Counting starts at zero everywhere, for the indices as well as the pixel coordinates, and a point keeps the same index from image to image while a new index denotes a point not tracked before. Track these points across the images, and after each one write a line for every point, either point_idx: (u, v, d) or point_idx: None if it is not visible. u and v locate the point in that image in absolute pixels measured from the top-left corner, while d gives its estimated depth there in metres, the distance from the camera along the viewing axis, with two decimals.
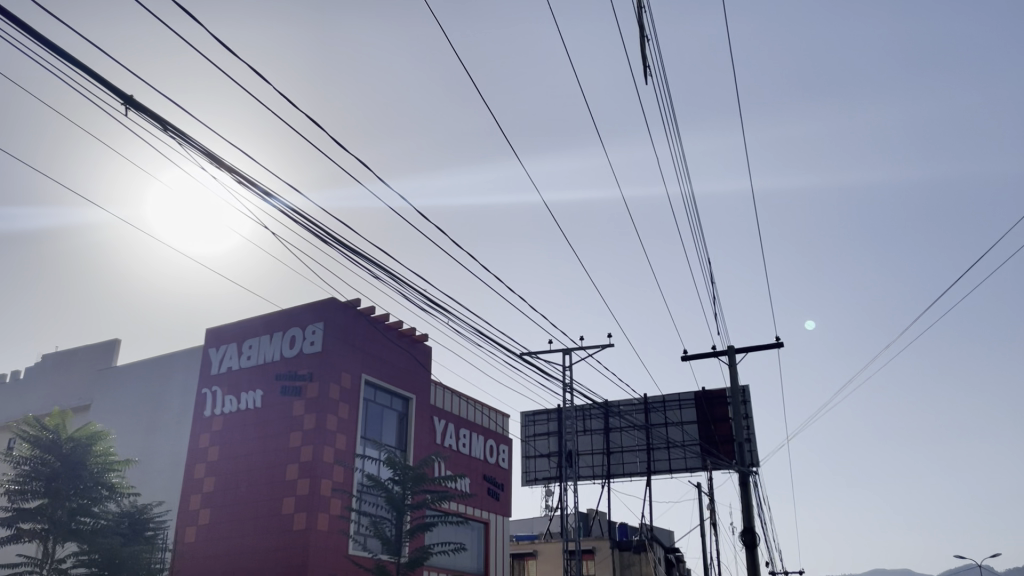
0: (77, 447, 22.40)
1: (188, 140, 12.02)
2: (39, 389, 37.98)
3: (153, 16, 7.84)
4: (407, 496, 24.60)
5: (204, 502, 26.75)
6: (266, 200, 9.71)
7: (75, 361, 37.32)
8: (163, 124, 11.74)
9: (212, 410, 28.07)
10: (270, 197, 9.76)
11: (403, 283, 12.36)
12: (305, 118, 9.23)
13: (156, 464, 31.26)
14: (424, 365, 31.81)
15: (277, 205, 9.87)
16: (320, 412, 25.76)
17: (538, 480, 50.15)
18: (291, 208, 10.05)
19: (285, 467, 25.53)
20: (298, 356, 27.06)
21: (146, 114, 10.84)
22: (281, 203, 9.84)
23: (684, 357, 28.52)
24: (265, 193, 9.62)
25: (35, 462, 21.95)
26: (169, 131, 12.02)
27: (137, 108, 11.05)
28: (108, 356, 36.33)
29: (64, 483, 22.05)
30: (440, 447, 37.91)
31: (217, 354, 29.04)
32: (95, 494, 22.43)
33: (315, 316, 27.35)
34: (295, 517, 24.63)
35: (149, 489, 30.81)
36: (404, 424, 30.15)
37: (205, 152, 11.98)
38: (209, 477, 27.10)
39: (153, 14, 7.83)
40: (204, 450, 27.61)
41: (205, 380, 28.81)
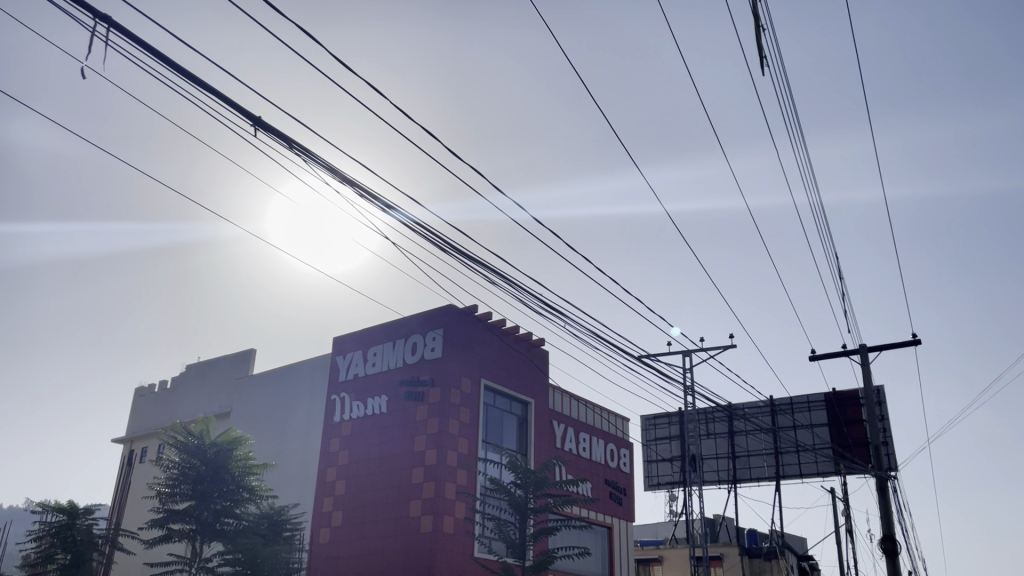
0: (220, 451, 23.72)
1: (312, 157, 12.51)
2: (184, 397, 40.50)
3: (241, 13, 8.11)
4: (529, 499, 24.67)
5: (336, 505, 27.73)
6: (387, 214, 10.53)
7: (215, 371, 39.63)
8: (289, 143, 12.27)
9: (341, 415, 29.10)
10: (391, 211, 10.57)
11: (518, 287, 13.11)
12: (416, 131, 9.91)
13: (291, 467, 32.72)
14: (542, 370, 31.90)
15: (397, 219, 10.66)
16: (442, 416, 26.25)
17: (661, 485, 49.39)
18: (410, 221, 10.82)
19: (411, 471, 26.14)
20: (419, 362, 27.68)
21: (273, 134, 11.35)
22: (401, 216, 10.64)
23: (812, 357, 27.41)
24: (387, 207, 10.43)
25: (183, 466, 23.39)
26: (295, 149, 12.54)
27: (265, 128, 11.59)
28: (244, 365, 38.38)
29: (209, 485, 23.36)
30: (561, 451, 37.85)
31: (344, 361, 30.10)
32: (237, 497, 23.63)
33: (434, 323, 27.92)
34: (422, 520, 25.17)
35: (285, 491, 32.28)
36: (524, 428, 30.30)
37: (328, 167, 12.44)
38: (340, 480, 28.07)
39: (242, 10, 8.09)
40: (334, 454, 28.63)
41: (334, 386, 29.90)
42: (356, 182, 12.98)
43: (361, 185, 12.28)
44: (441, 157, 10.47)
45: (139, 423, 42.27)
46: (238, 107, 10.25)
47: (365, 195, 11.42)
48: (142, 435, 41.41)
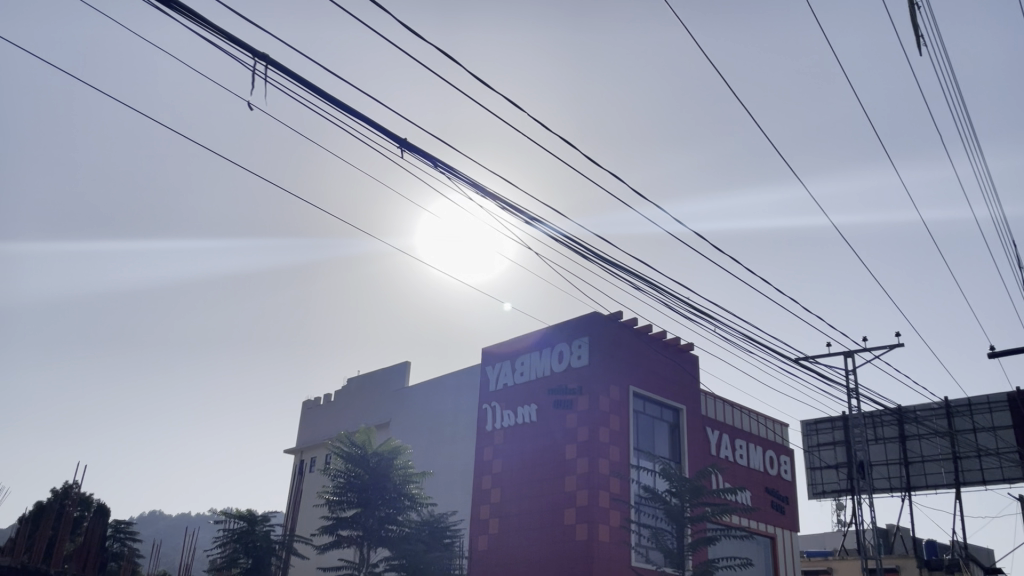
0: (382, 460, 24.70)
1: (455, 173, 12.84)
2: (347, 409, 42.61)
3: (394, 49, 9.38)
4: (686, 508, 24.13)
5: (493, 512, 28.18)
6: (537, 228, 11.70)
7: (374, 384, 41.41)
8: (434, 161, 12.65)
9: (493, 424, 29.59)
10: (540, 225, 11.72)
11: (669, 296, 14.54)
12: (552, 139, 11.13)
13: (448, 476, 33.60)
14: (692, 374, 31.19)
15: (545, 232, 11.82)
16: (593, 424, 26.18)
17: (826, 493, 46.99)
18: (555, 233, 11.94)
19: (564, 479, 26.21)
20: (567, 370, 27.77)
21: (419, 152, 11.73)
22: (548, 229, 11.79)
23: (991, 353, 25.25)
24: (535, 221, 11.59)
25: (349, 474, 24.54)
26: (439, 167, 12.91)
27: (410, 147, 12.00)
28: (401, 377, 39.91)
29: (373, 493, 24.36)
30: (716, 459, 36.77)
31: (493, 371, 30.63)
32: (399, 504, 24.53)
33: (580, 331, 27.94)
34: (578, 528, 25.16)
35: (443, 499, 33.19)
36: (677, 435, 29.70)
37: (471, 182, 12.74)
38: (495, 488, 28.52)
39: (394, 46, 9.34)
40: (488, 463, 29.14)
41: (485, 396, 30.47)
42: (497, 196, 13.23)
43: (502, 198, 12.43)
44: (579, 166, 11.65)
45: (307, 435, 44.85)
46: (383, 131, 10.72)
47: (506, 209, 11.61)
48: (310, 446, 43.88)
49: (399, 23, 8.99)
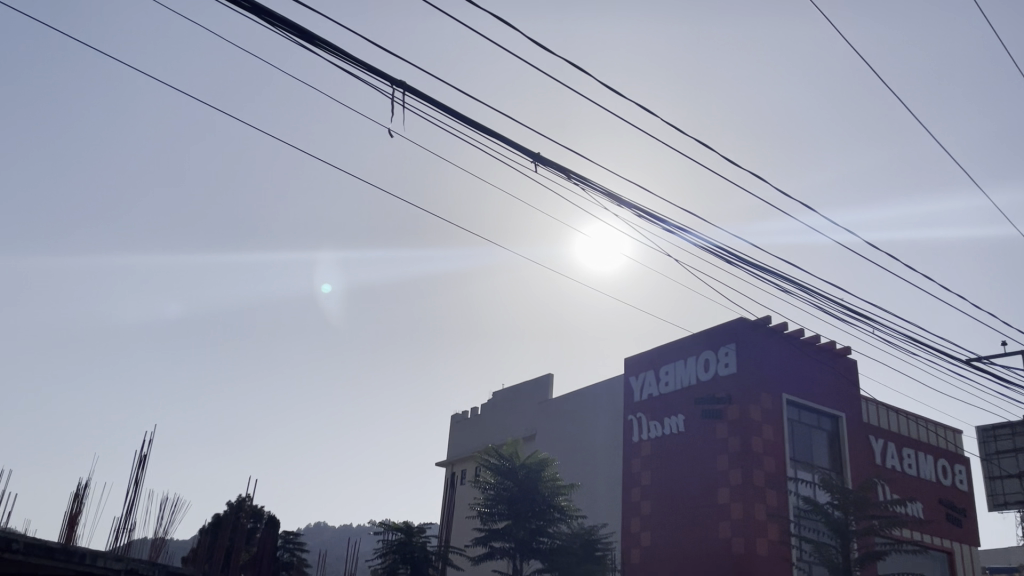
0: (530, 471, 24.87)
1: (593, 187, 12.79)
2: (494, 422, 43.29)
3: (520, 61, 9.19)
4: (851, 521, 22.87)
5: (644, 525, 27.76)
6: (680, 236, 11.31)
7: (518, 397, 41.87)
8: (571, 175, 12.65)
9: (640, 435, 29.17)
10: (683, 234, 11.35)
11: (820, 298, 13.04)
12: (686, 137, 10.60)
13: (597, 489, 33.41)
14: (851, 380, 29.56)
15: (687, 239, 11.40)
16: (744, 434, 25.35)
17: (1009, 505, 43.33)
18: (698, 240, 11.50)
19: (716, 491, 25.51)
20: (714, 379, 27.07)
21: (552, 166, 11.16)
22: (690, 237, 11.38)
23: None
24: (677, 230, 11.21)
25: (498, 486, 24.88)
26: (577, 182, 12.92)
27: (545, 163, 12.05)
28: (545, 389, 40.14)
29: (523, 505, 24.55)
30: (882, 469, 34.63)
31: (637, 382, 30.23)
32: (549, 516, 24.59)
33: (726, 338, 27.17)
34: (734, 542, 24.39)
35: (594, 512, 33.02)
36: (837, 445, 28.23)
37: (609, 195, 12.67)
38: (645, 500, 28.10)
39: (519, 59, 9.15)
40: (636, 474, 28.76)
41: (630, 407, 30.14)
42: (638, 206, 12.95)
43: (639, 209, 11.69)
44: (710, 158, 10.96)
45: (457, 448, 45.91)
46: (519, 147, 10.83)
47: (644, 220, 10.75)
48: (460, 459, 44.89)
49: (527, 40, 8.70)
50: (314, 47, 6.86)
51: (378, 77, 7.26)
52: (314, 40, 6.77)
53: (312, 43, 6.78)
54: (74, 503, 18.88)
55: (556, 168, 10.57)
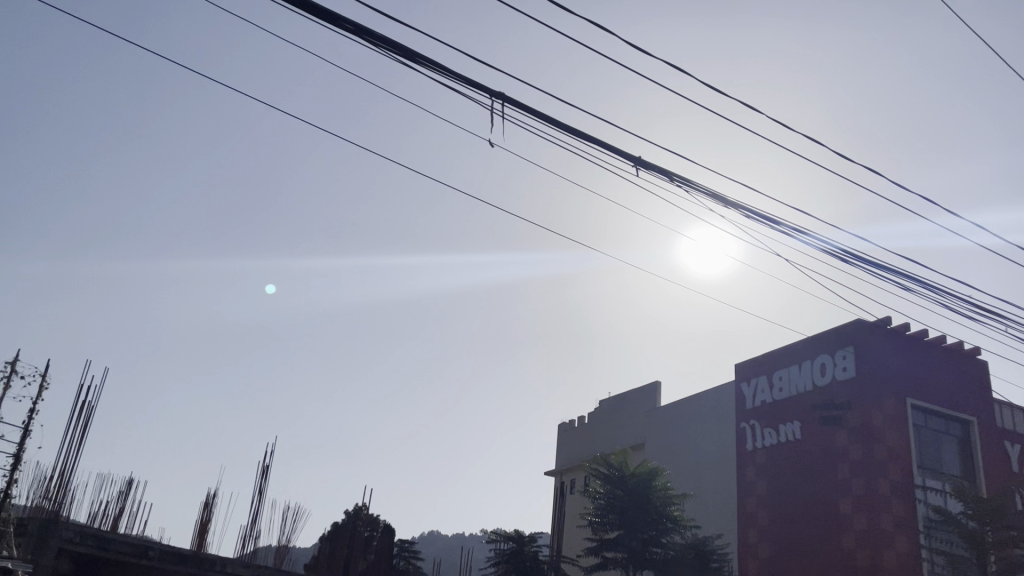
0: (640, 480, 24.54)
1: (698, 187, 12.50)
2: (602, 430, 42.97)
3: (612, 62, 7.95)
4: (987, 533, 21.48)
5: (761, 536, 26.99)
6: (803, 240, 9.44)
7: (626, 405, 41.45)
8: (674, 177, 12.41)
9: (754, 443, 28.39)
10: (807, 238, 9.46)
11: (953, 301, 10.52)
12: (807, 136, 8.66)
13: (711, 498, 32.66)
14: (982, 383, 27.85)
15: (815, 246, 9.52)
16: (867, 442, 24.32)
17: None
18: (825, 247, 9.55)
19: (838, 501, 24.57)
20: (831, 384, 26.10)
21: (656, 169, 10.44)
22: (817, 243, 9.48)
23: None
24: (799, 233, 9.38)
25: (609, 496, 24.68)
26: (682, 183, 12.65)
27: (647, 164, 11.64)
28: (653, 397, 39.58)
29: (634, 515, 24.22)
30: (1020, 476, 32.40)
31: (749, 388, 29.46)
32: (662, 526, 24.16)
33: (842, 340, 26.22)
34: (859, 554, 23.42)
35: (708, 522, 32.31)
36: (968, 452, 26.64)
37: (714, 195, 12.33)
38: (762, 510, 27.28)
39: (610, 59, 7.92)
40: (752, 484, 28.00)
41: (742, 414, 29.37)
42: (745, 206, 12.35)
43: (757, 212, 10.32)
44: (837, 157, 8.99)
45: (565, 457, 45.81)
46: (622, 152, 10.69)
47: (756, 222, 9.05)
48: (569, 468, 44.78)
49: (625, 43, 7.54)
50: (416, 65, 6.92)
51: (478, 91, 7.23)
52: (419, 58, 6.81)
53: (417, 61, 6.82)
54: (205, 510, 19.95)
55: (658, 171, 10.41)
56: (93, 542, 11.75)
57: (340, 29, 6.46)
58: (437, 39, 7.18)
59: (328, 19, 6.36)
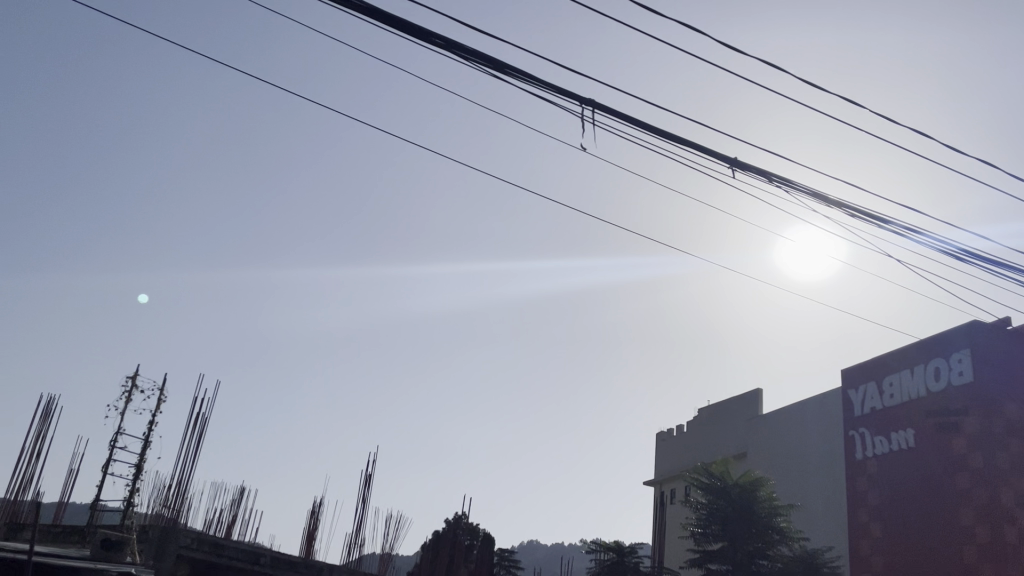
0: (743, 490, 23.83)
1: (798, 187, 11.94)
2: (702, 439, 42.05)
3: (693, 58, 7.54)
4: None
5: (874, 549, 25.77)
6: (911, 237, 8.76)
7: (726, 413, 40.43)
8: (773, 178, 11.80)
9: (864, 452, 27.18)
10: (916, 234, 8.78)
11: None
12: (907, 126, 8.02)
13: (819, 508, 31.46)
14: None
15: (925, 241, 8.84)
16: (987, 449, 22.89)
17: None
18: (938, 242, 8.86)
19: (957, 512, 23.21)
20: (946, 389, 24.72)
21: (754, 170, 10.11)
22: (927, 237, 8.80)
23: None
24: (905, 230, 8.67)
25: (711, 506, 24.06)
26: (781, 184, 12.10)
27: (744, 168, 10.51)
28: (754, 405, 38.45)
29: (738, 526, 23.49)
30: None
31: (857, 395, 28.25)
32: (767, 538, 23.34)
33: (958, 343, 24.78)
34: (982, 569, 22.05)
35: (817, 533, 31.12)
36: None
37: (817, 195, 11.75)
38: (874, 521, 26.06)
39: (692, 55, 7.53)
40: (862, 494, 26.80)
41: (850, 422, 28.17)
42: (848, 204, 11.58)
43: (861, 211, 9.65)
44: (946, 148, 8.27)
45: (665, 467, 45.02)
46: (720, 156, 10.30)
47: (856, 217, 8.53)
48: (669, 477, 43.97)
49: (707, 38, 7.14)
50: (507, 76, 6.93)
51: (568, 99, 7.18)
52: (508, 69, 6.82)
53: (506, 72, 6.83)
54: (312, 518, 20.50)
55: (754, 172, 10.11)
56: (209, 548, 12.22)
57: (430, 45, 6.53)
58: (524, 51, 7.18)
59: (419, 35, 6.45)
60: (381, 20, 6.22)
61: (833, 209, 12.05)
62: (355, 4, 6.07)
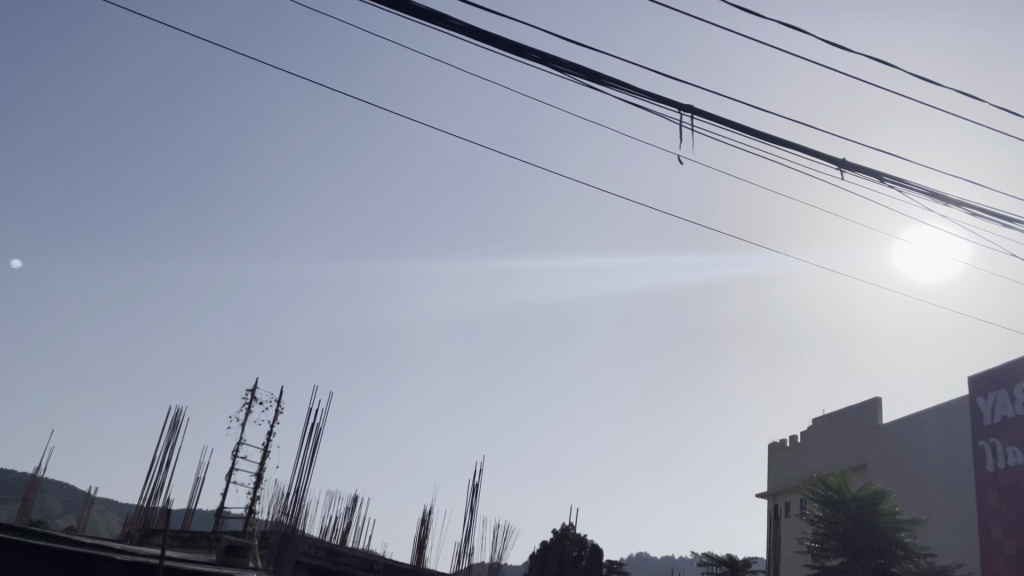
0: (863, 504, 22.78)
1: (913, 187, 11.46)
2: (817, 451, 40.54)
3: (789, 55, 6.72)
4: None
5: (1010, 567, 24.14)
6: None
7: (843, 423, 38.86)
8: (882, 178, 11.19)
9: (995, 464, 25.58)
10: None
11: None
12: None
13: (947, 524, 29.76)
14: None
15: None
16: None
17: None
18: None
19: None
20: None
21: (863, 171, 9.76)
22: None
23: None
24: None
25: (829, 520, 23.13)
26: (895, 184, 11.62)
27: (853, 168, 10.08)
28: (873, 414, 36.77)
29: (859, 541, 22.45)
30: None
31: (986, 404, 26.63)
32: (891, 554, 22.20)
33: None
34: None
35: (945, 550, 29.42)
36: None
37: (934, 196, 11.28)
38: (1009, 537, 24.41)
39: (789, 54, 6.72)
40: (995, 508, 25.19)
41: (980, 432, 26.58)
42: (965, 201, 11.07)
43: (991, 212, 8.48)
44: None
45: (778, 479, 43.57)
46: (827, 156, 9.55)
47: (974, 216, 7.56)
48: (783, 490, 42.52)
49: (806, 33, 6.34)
50: (604, 87, 6.98)
51: (665, 107, 7.15)
52: (605, 79, 6.86)
53: (603, 83, 6.87)
54: (423, 526, 20.97)
55: (864, 171, 9.76)
56: (326, 555, 12.69)
57: (526, 59, 6.66)
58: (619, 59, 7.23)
59: (515, 50, 6.59)
60: (479, 38, 6.39)
61: (953, 208, 11.51)
62: (453, 24, 6.27)
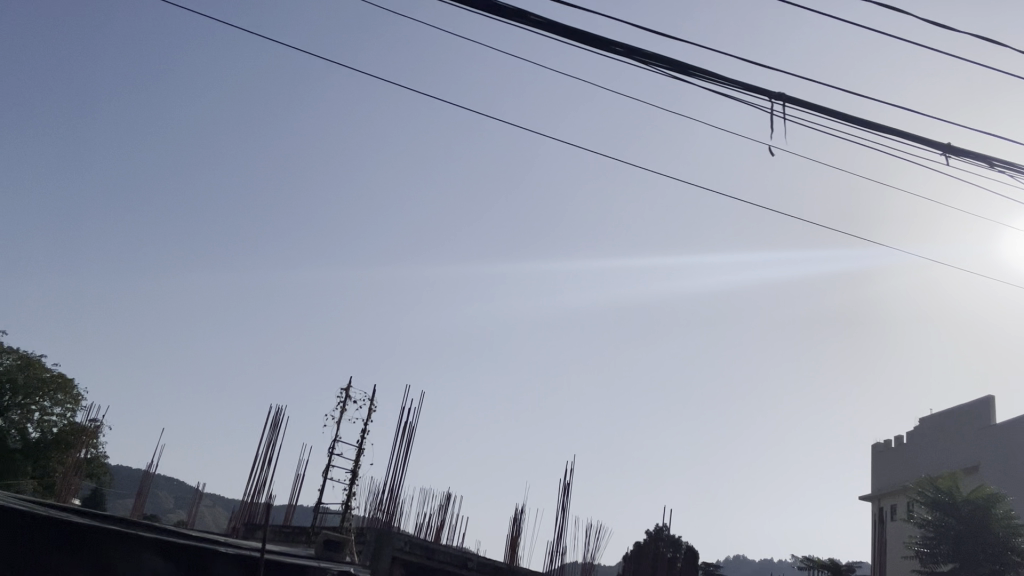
0: (976, 508, 21.55)
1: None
2: (925, 452, 38.60)
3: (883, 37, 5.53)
4: None
5: None
6: None
7: (952, 424, 37.00)
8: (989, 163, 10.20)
9: None
10: None
11: None
12: None
13: None
14: None
15: None
16: None
17: None
18: None
19: None
20: None
21: (972, 155, 9.18)
22: None
23: None
24: None
25: (939, 524, 21.99)
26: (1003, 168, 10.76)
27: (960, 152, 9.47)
28: (986, 413, 34.77)
29: (971, 547, 21.25)
30: None
31: None
32: (1006, 561, 20.91)
33: None
34: None
35: None
36: None
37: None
38: None
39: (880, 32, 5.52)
40: None
41: None
42: None
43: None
44: None
45: (884, 481, 41.70)
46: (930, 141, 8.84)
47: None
48: (888, 492, 40.66)
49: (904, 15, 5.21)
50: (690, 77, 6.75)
51: (755, 96, 6.76)
52: (690, 69, 6.62)
53: (689, 73, 6.65)
54: (515, 525, 21.01)
55: (971, 155, 9.19)
56: (422, 551, 12.85)
57: (610, 53, 6.53)
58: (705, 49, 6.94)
59: (599, 44, 6.47)
60: (560, 33, 6.30)
61: None
62: (534, 21, 6.20)
